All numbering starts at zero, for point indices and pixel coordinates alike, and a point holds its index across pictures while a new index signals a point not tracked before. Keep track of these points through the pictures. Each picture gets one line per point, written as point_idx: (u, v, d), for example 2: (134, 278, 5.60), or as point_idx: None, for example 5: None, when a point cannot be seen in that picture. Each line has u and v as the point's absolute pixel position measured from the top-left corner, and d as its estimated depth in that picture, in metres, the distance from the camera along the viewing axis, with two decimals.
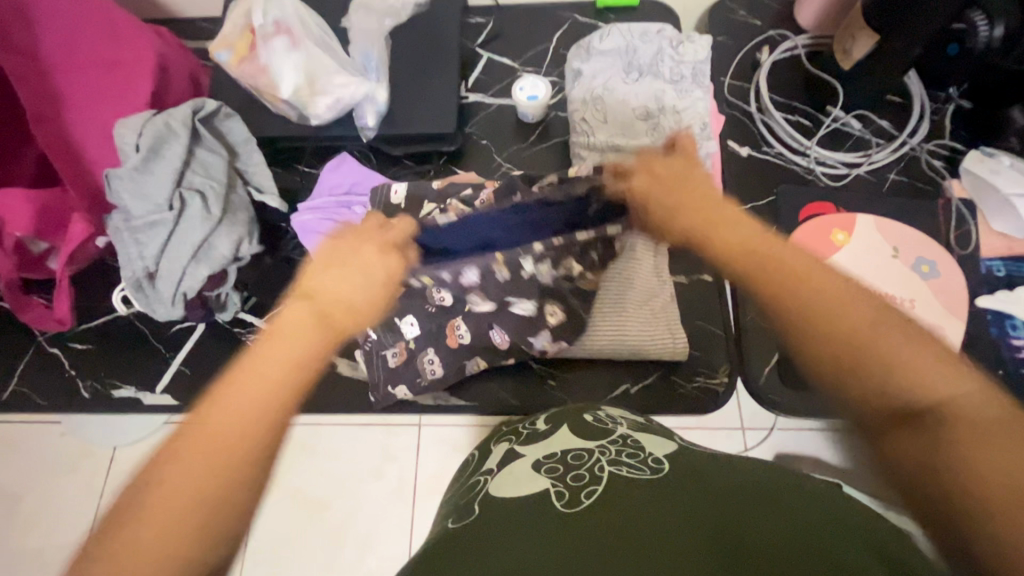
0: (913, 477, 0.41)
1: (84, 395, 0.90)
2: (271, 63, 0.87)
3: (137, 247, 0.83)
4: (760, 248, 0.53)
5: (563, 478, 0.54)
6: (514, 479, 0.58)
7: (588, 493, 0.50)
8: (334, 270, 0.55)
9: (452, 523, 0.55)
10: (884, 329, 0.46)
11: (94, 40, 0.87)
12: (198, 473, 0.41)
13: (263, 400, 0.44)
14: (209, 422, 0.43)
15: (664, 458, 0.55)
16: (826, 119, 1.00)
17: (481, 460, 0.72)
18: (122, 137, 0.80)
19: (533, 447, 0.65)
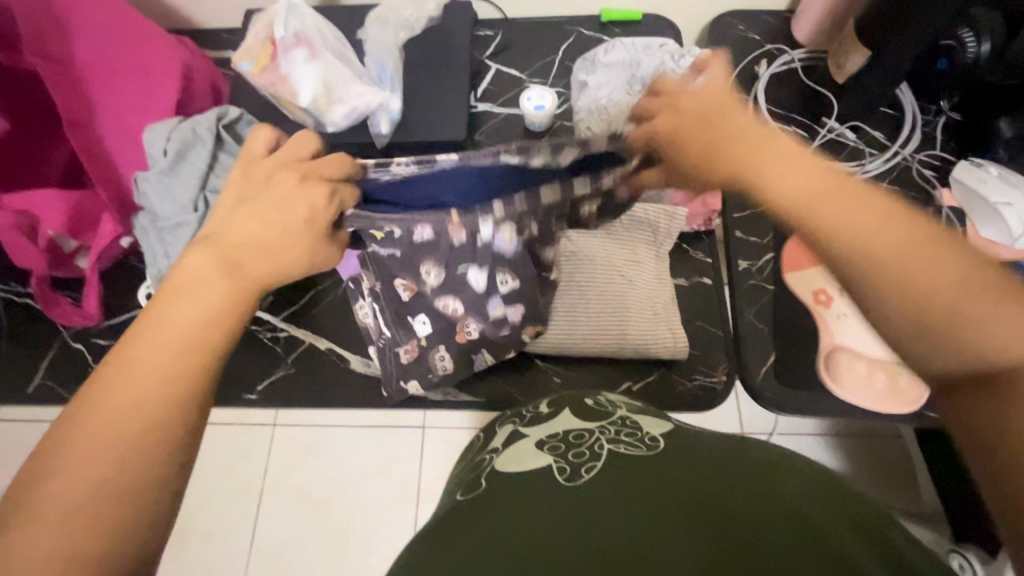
0: (974, 431, 0.45)
1: None
2: (291, 73, 0.91)
3: (162, 246, 0.87)
4: (836, 201, 0.52)
5: (564, 456, 0.57)
6: (518, 456, 0.61)
7: (588, 468, 0.53)
8: (242, 212, 0.58)
9: (461, 494, 0.58)
10: (950, 279, 0.47)
11: (125, 49, 0.91)
12: (121, 407, 0.46)
13: (174, 339, 0.49)
14: (124, 372, 0.47)
15: (659, 437, 0.59)
16: (821, 129, 1.04)
17: (487, 439, 0.76)
18: (151, 142, 0.84)
19: (537, 428, 0.69)
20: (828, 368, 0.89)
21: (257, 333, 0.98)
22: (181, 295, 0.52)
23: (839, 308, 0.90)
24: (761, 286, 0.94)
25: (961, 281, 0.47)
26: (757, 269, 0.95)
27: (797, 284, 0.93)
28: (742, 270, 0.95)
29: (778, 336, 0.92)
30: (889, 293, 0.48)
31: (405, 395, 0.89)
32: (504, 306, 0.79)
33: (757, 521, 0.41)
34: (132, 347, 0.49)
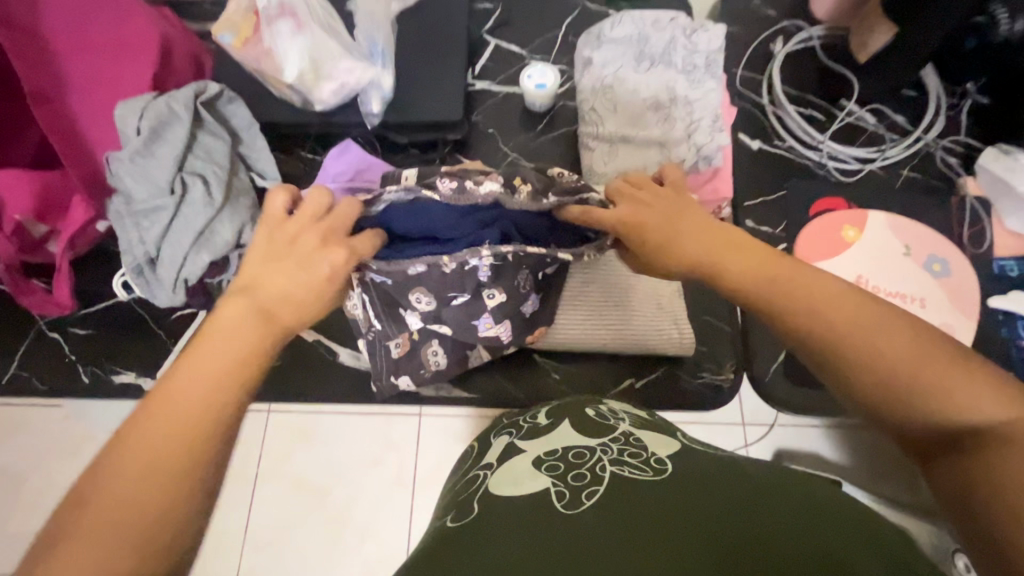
0: (960, 490, 0.44)
1: (84, 380, 0.89)
2: (274, 46, 0.85)
3: (137, 232, 0.81)
4: (779, 271, 0.53)
5: (563, 478, 0.53)
6: (512, 478, 0.57)
7: (589, 495, 0.49)
8: (273, 263, 0.53)
9: (450, 522, 0.54)
10: (920, 352, 0.47)
11: (96, 20, 0.85)
12: (139, 477, 0.40)
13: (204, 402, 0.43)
14: (154, 426, 0.42)
15: (666, 459, 0.54)
16: (839, 113, 0.98)
17: (482, 450, 0.72)
18: (123, 121, 0.79)
19: (532, 443, 0.65)
20: None
21: None
22: (206, 351, 0.46)
23: None
24: None
25: (923, 353, 0.47)
26: None
27: None
28: None
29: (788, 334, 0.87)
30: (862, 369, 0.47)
31: (397, 389, 0.86)
32: (493, 322, 0.74)
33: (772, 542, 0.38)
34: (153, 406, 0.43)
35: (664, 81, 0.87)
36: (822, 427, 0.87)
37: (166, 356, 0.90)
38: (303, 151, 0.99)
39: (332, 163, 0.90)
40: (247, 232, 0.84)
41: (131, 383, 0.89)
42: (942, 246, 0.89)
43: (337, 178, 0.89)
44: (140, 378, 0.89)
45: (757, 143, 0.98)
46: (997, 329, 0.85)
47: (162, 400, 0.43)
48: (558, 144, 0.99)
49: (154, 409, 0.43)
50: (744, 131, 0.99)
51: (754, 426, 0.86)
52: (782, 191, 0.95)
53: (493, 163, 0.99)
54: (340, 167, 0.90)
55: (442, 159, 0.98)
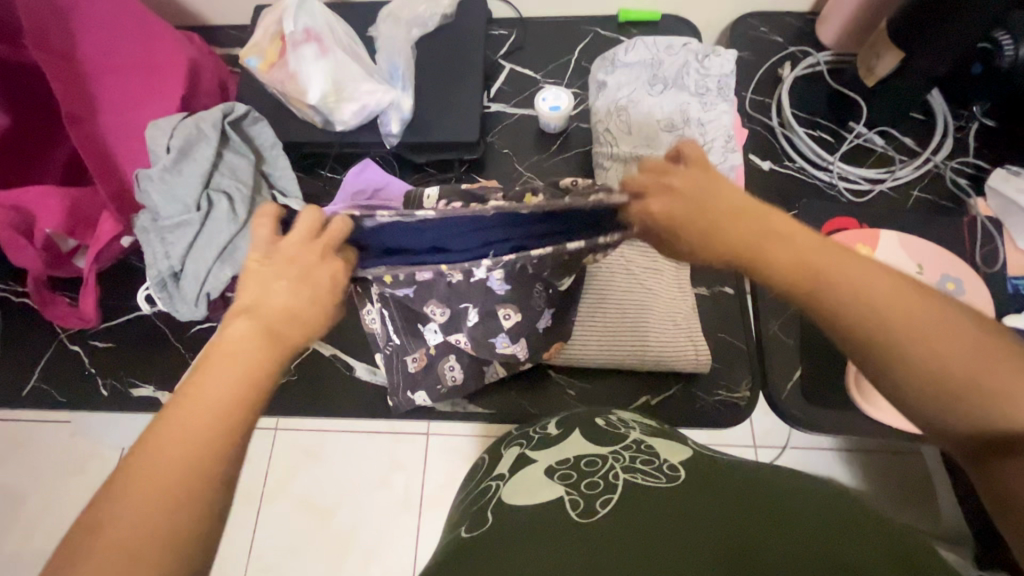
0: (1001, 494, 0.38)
1: (103, 394, 0.90)
2: (300, 70, 0.88)
3: (163, 246, 0.83)
4: (809, 255, 0.45)
5: (577, 487, 0.53)
6: (527, 488, 0.57)
7: (603, 503, 0.49)
8: (273, 278, 0.48)
9: (464, 531, 0.54)
10: (958, 349, 0.40)
11: (131, 45, 0.89)
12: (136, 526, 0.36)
13: (205, 437, 0.39)
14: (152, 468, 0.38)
15: (679, 466, 0.54)
16: (848, 135, 1.00)
17: (494, 462, 0.72)
18: (154, 139, 0.81)
19: (545, 453, 0.65)
20: (861, 392, 0.82)
21: None
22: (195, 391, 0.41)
23: None
24: (784, 297, 0.91)
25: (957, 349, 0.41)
26: None
27: None
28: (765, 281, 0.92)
29: (803, 351, 0.87)
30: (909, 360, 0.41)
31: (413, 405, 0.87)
32: (509, 341, 0.74)
33: (798, 528, 0.38)
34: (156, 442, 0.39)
35: (678, 103, 0.89)
36: (835, 450, 0.90)
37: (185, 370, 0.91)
38: (324, 170, 1.01)
39: (353, 182, 0.93)
40: None
41: (150, 397, 0.90)
42: (955, 267, 0.89)
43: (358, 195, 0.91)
44: (157, 391, 0.90)
45: (768, 164, 1.00)
46: None
47: (149, 451, 0.38)
48: (571, 164, 1.01)
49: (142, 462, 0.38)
50: (755, 152, 1.01)
51: (765, 448, 0.90)
52: (794, 210, 0.97)
53: (508, 182, 1.01)
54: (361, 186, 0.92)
55: (458, 179, 1.01)
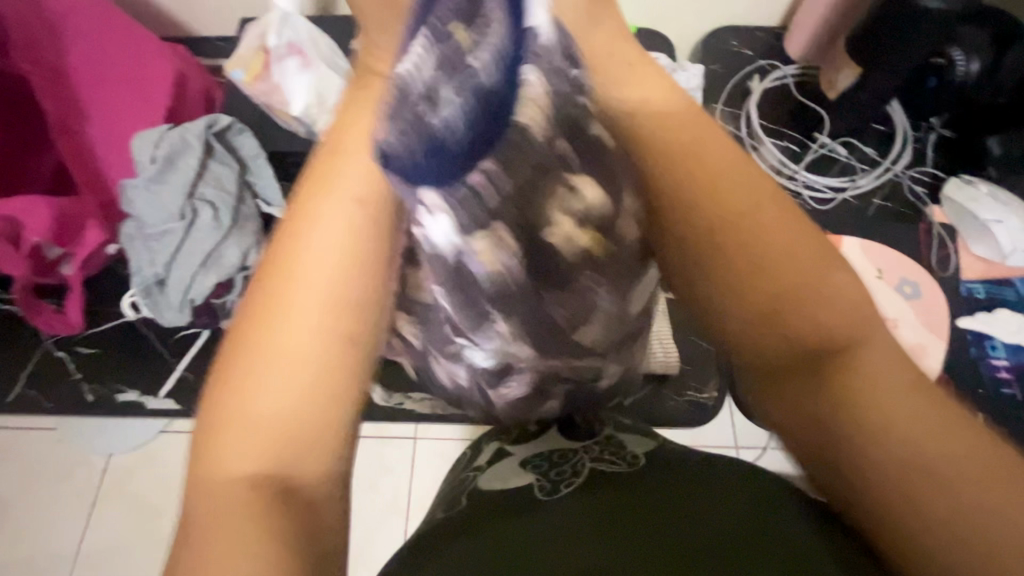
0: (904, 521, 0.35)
1: (89, 399, 0.92)
2: (284, 83, 0.95)
3: (147, 254, 0.85)
4: (801, 288, 0.40)
5: (545, 475, 0.58)
6: (502, 474, 0.62)
7: (568, 484, 0.55)
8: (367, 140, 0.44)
9: (441, 513, 0.60)
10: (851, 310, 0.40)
11: (117, 57, 0.91)
12: (259, 450, 0.36)
13: (310, 353, 0.37)
14: (237, 410, 0.36)
15: (640, 455, 0.59)
16: (813, 145, 1.04)
17: (475, 454, 0.74)
18: (139, 150, 0.85)
19: (520, 449, 0.68)
20: None
21: None
22: (321, 180, 0.44)
23: None
24: None
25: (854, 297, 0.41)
26: None
27: None
28: None
29: None
30: (774, 334, 0.41)
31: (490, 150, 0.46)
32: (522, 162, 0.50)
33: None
34: (244, 374, 0.37)
35: None
36: None
37: (170, 374, 0.93)
38: None
39: None
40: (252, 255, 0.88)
41: (136, 401, 0.92)
42: (915, 271, 0.95)
43: None
44: (144, 395, 0.92)
45: None
46: (966, 348, 0.90)
47: (238, 357, 0.37)
48: None
49: (299, 243, 0.40)
50: None
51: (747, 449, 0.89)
52: None
53: None
54: None
55: None
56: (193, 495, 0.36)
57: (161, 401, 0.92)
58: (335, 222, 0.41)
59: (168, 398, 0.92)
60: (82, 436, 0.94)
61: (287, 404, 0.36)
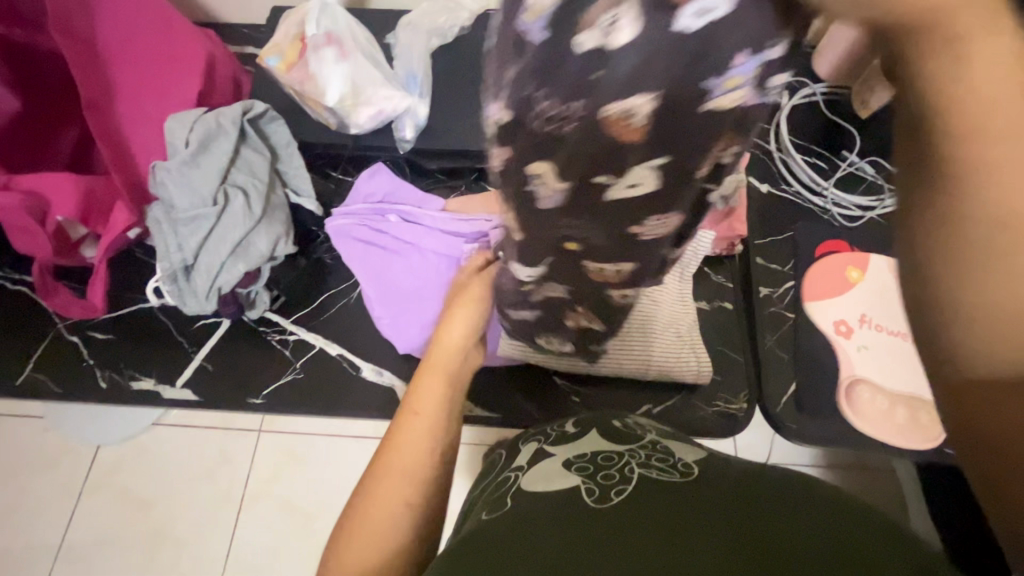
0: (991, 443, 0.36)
1: (102, 385, 0.89)
2: (319, 73, 0.94)
3: (176, 239, 0.83)
4: None
5: (592, 477, 0.57)
6: (545, 475, 0.61)
7: (618, 491, 0.53)
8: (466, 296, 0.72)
9: (486, 514, 0.57)
10: None
11: (151, 38, 0.89)
12: (389, 494, 0.55)
13: (423, 435, 0.59)
14: (383, 466, 0.57)
15: (692, 465, 0.58)
16: (841, 163, 1.03)
17: (511, 455, 0.73)
18: (174, 132, 0.82)
19: (562, 446, 0.68)
20: (848, 398, 0.88)
21: (265, 334, 0.92)
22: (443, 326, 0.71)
23: (860, 340, 0.91)
24: (779, 314, 0.95)
25: None
26: (776, 298, 0.96)
27: (817, 316, 0.93)
28: (762, 298, 0.96)
29: (799, 367, 0.91)
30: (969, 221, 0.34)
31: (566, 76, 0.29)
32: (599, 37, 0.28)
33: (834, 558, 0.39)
34: (389, 446, 0.58)
35: None
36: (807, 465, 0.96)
37: (187, 364, 0.90)
38: (336, 171, 1.05)
39: (365, 185, 0.98)
40: (281, 245, 0.86)
41: (151, 389, 0.89)
42: None
43: (369, 198, 0.98)
44: (159, 385, 0.89)
45: (766, 186, 1.04)
46: None
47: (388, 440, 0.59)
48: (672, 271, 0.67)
49: (411, 428, 0.60)
50: (753, 175, 1.05)
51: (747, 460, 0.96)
52: (789, 232, 1.00)
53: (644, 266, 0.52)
54: (373, 190, 0.98)
55: (467, 186, 1.06)
56: (345, 527, 0.53)
57: (176, 390, 0.89)
58: (433, 403, 0.63)
59: (185, 388, 0.89)
60: (124, 419, 1.04)
61: (408, 466, 0.57)
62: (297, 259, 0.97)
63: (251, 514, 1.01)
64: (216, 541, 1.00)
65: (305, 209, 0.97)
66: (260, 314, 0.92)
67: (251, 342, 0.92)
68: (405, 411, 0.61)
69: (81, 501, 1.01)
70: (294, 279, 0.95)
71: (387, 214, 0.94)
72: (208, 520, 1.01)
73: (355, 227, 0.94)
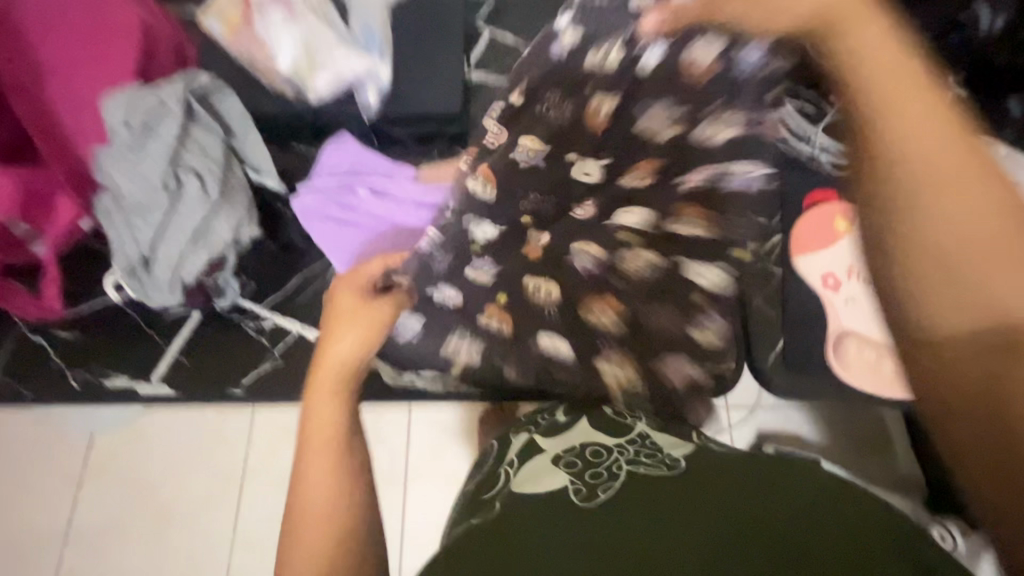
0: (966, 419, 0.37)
1: (74, 386, 0.86)
2: (270, 38, 0.89)
3: (129, 231, 0.77)
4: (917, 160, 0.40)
5: (580, 476, 0.56)
6: (534, 474, 0.60)
7: (604, 489, 0.52)
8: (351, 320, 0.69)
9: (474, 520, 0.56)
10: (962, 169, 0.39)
11: (78, 7, 0.81)
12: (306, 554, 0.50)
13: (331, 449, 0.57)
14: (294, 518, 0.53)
15: (679, 456, 0.56)
16: None
17: (504, 447, 0.71)
18: (110, 112, 0.74)
19: (554, 441, 0.66)
20: (837, 354, 0.87)
21: (239, 323, 0.89)
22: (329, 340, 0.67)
23: (849, 293, 0.88)
24: (767, 270, 0.92)
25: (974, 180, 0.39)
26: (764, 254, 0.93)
27: (805, 270, 0.91)
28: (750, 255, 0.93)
29: (787, 324, 0.90)
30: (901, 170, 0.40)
31: None
32: None
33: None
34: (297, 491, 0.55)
35: None
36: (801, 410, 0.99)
37: (162, 359, 0.87)
38: (297, 143, 0.98)
39: (330, 158, 0.93)
40: (243, 230, 0.83)
41: (126, 387, 0.86)
42: None
43: (334, 170, 0.92)
44: (134, 382, 0.86)
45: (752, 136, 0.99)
46: None
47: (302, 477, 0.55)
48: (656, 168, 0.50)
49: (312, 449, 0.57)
50: None
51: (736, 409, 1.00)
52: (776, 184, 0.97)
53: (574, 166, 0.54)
54: (339, 162, 0.92)
55: (440, 151, 0.99)
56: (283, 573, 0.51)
57: (153, 386, 0.86)
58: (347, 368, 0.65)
59: (162, 384, 0.86)
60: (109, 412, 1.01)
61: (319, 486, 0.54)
62: (265, 244, 0.92)
63: None
64: None
65: (269, 188, 0.92)
66: (232, 302, 0.89)
67: (225, 333, 0.88)
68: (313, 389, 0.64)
69: (81, 491, 0.85)
70: (262, 265, 0.91)
71: (357, 187, 0.90)
72: None
73: (326, 206, 0.89)
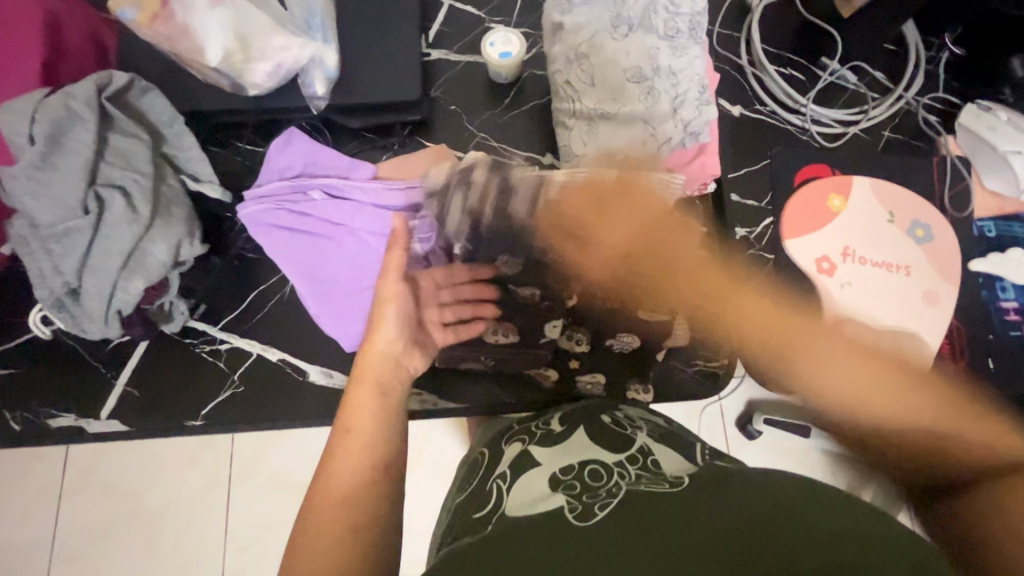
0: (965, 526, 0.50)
1: (15, 428, 0.78)
2: (191, 21, 0.74)
3: (50, 259, 0.69)
4: None
5: (577, 496, 0.49)
6: (529, 497, 0.53)
7: (603, 505, 0.46)
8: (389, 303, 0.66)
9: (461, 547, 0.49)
10: None
11: None
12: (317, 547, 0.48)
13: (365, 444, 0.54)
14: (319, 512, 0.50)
15: (683, 475, 0.50)
16: (822, 72, 0.92)
17: (491, 462, 0.65)
18: (9, 125, 0.64)
19: (550, 454, 0.60)
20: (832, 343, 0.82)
21: (190, 346, 0.81)
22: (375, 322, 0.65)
23: (843, 277, 0.83)
24: (757, 256, 0.87)
25: None
26: (752, 239, 0.88)
27: (797, 255, 0.85)
28: (739, 240, 0.87)
29: (780, 312, 0.84)
30: None
31: None
32: None
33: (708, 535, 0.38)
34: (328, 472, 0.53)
35: (646, 49, 0.77)
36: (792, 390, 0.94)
37: (110, 392, 0.80)
38: (240, 142, 0.88)
39: (278, 158, 0.84)
40: (185, 249, 0.74)
41: (72, 426, 0.79)
42: (925, 213, 0.86)
43: (284, 173, 0.84)
44: (80, 420, 0.79)
45: (738, 109, 0.92)
46: (975, 293, 0.85)
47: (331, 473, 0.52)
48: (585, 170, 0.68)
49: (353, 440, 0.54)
50: (724, 95, 0.93)
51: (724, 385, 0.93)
52: (765, 161, 0.90)
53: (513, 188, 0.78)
54: (289, 162, 0.84)
55: (401, 144, 0.90)
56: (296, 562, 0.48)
57: (103, 423, 0.79)
58: (370, 418, 0.56)
59: (112, 419, 0.79)
60: None
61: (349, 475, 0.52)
62: (211, 259, 0.84)
63: (241, 492, 0.93)
64: (212, 520, 0.92)
65: (210, 196, 0.82)
66: (181, 325, 0.81)
67: (177, 359, 0.81)
68: (354, 381, 0.60)
69: None
70: (212, 283, 0.83)
71: (309, 189, 0.81)
72: (200, 503, 0.93)
73: (274, 213, 0.81)
